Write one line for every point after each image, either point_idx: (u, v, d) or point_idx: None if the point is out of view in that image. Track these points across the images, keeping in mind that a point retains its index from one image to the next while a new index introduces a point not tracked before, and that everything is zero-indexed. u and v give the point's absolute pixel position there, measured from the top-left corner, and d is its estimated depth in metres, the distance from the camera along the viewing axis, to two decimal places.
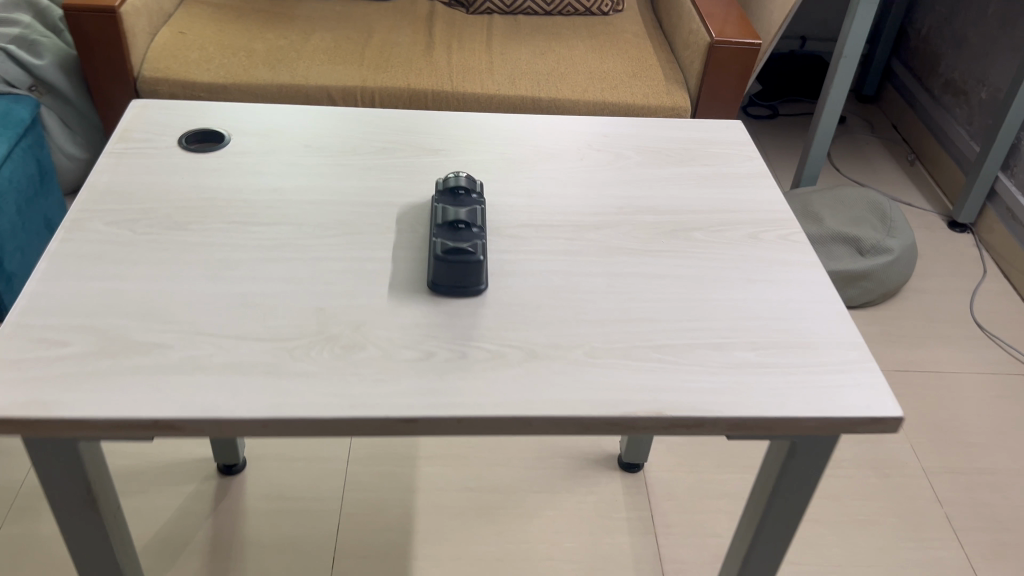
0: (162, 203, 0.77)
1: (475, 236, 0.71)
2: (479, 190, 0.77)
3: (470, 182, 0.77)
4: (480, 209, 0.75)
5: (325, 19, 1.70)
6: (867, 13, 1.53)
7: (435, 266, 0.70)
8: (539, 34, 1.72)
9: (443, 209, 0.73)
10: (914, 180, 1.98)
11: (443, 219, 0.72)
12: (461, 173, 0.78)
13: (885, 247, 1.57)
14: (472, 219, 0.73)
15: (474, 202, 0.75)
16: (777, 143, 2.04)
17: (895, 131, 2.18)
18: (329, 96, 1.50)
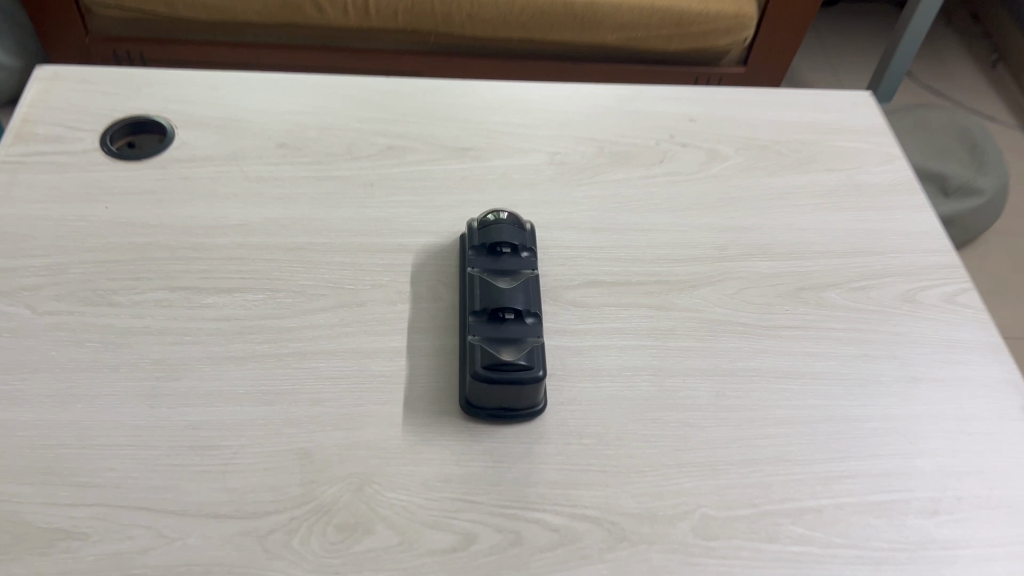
0: (76, 257, 0.54)
1: (528, 330, 0.48)
2: (530, 241, 0.54)
3: (515, 232, 0.53)
4: (531, 278, 0.51)
5: None
6: None
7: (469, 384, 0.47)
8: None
9: (478, 284, 0.50)
10: (996, 87, 1.70)
11: (480, 301, 0.49)
12: (499, 214, 0.54)
13: (974, 188, 1.32)
14: (521, 300, 0.50)
15: (523, 265, 0.52)
16: (839, 33, 1.73)
17: (974, 22, 1.87)
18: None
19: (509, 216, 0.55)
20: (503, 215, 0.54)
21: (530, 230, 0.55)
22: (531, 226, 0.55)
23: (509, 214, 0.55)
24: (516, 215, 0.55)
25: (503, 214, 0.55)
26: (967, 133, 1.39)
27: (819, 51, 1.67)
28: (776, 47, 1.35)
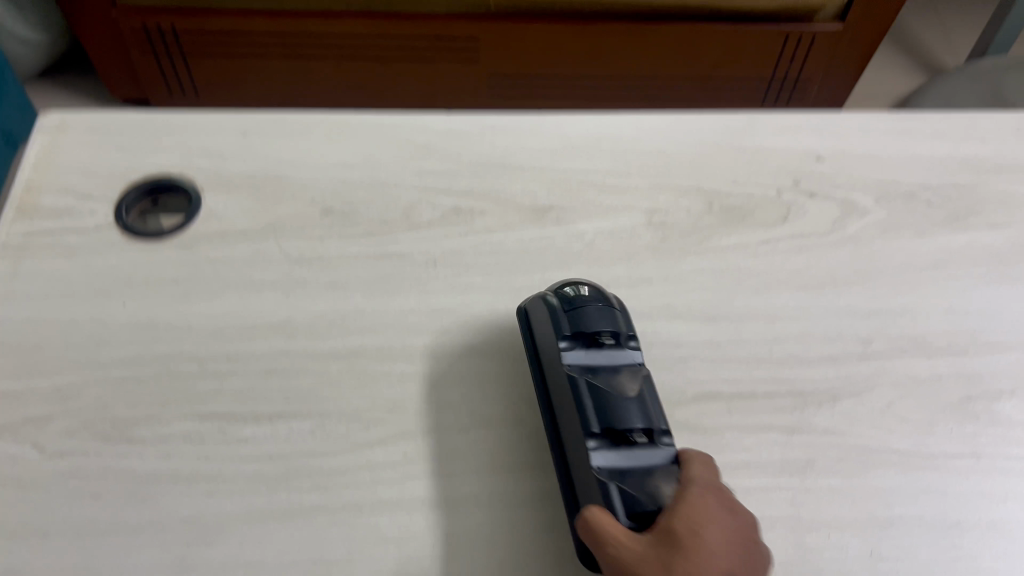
0: (89, 373, 0.45)
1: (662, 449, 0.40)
2: (623, 323, 0.44)
3: (606, 317, 0.43)
4: (641, 376, 0.42)
5: None
6: None
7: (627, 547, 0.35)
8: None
9: (586, 391, 0.41)
10: None
11: (594, 415, 0.40)
12: (578, 292, 0.44)
13: None
14: (643, 407, 0.40)
15: (624, 358, 0.43)
16: None
17: None
18: None
19: (590, 293, 0.45)
20: (583, 292, 0.45)
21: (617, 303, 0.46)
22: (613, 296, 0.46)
23: (586, 291, 0.45)
24: (588, 285, 0.46)
25: (582, 292, 0.45)
26: None
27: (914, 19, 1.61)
28: None
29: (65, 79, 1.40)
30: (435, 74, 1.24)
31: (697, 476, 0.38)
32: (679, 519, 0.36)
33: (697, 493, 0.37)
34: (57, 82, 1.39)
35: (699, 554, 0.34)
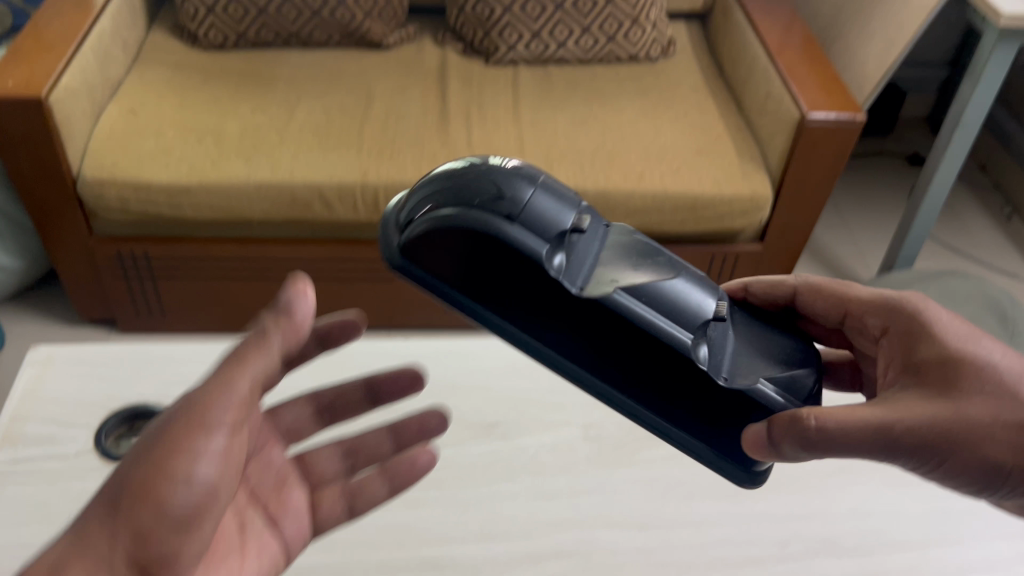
0: None
1: (671, 266, 0.59)
2: (551, 185, 0.56)
3: (550, 201, 0.55)
4: (580, 204, 0.58)
5: (312, 80, 1.47)
6: (996, 76, 1.31)
7: (788, 374, 0.60)
8: (565, 110, 1.47)
9: (630, 301, 0.56)
10: (1014, 243, 1.80)
11: (656, 314, 0.56)
12: (533, 212, 0.54)
13: None
14: (619, 248, 0.59)
15: (566, 196, 0.57)
16: (858, 211, 1.87)
17: (998, 190, 1.95)
18: (322, 195, 1.28)
19: (516, 191, 0.54)
20: (523, 200, 0.54)
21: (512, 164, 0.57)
22: (504, 161, 0.57)
23: (507, 186, 0.55)
24: (490, 176, 0.55)
25: (510, 197, 0.54)
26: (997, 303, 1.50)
27: (828, 233, 1.81)
28: (798, 226, 1.42)
29: (46, 299, 1.52)
30: (391, 303, 1.46)
31: (863, 308, 0.69)
32: (928, 347, 0.62)
33: (929, 323, 0.64)
34: (38, 303, 1.51)
35: (968, 373, 0.60)
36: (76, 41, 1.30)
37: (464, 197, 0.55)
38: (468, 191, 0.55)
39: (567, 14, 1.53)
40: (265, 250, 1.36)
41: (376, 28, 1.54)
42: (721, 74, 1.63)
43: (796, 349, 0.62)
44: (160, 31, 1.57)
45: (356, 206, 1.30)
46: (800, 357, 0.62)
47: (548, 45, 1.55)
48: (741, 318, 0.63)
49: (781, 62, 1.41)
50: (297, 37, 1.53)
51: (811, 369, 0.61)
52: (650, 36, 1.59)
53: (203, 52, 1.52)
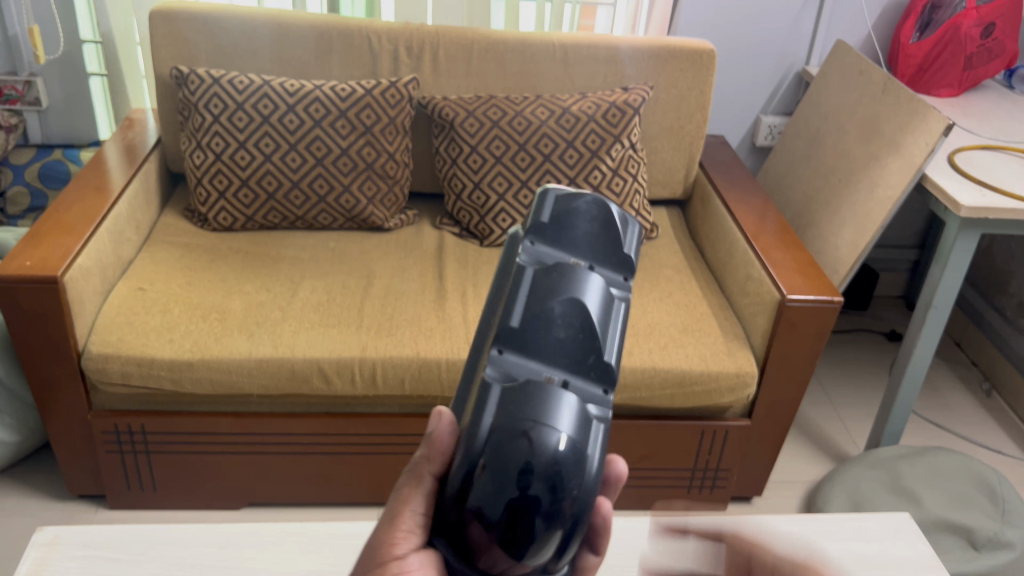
0: None
1: (549, 304, 0.51)
2: (530, 410, 0.48)
3: (545, 422, 0.48)
4: (518, 389, 0.49)
5: (316, 260, 1.55)
6: (961, 263, 1.39)
7: (619, 226, 0.57)
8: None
9: (610, 349, 0.53)
10: (996, 417, 1.84)
11: (610, 327, 0.53)
12: (566, 442, 0.48)
13: (1003, 538, 1.41)
14: (536, 355, 0.51)
15: (510, 402, 0.48)
16: (842, 386, 1.92)
17: (975, 365, 2.02)
18: (320, 370, 1.31)
19: (538, 454, 0.47)
20: (554, 454, 0.47)
21: (489, 441, 0.47)
22: (485, 466, 0.47)
23: (526, 469, 0.46)
24: (505, 482, 0.46)
25: (542, 467, 0.46)
26: (983, 479, 1.52)
27: (813, 408, 1.84)
28: (784, 403, 1.46)
29: (35, 472, 1.51)
30: (382, 479, 1.46)
31: None
32: None
33: None
34: (27, 476, 1.50)
35: None
36: (94, 223, 1.37)
37: (540, 512, 0.47)
38: (520, 506, 0.46)
39: None
40: (260, 424, 1.37)
41: (378, 213, 1.63)
42: (703, 256, 1.72)
43: (589, 216, 0.56)
44: (172, 212, 1.66)
45: (354, 380, 1.33)
46: (600, 214, 0.56)
47: None
48: (554, 255, 0.54)
49: (759, 247, 1.50)
50: (302, 220, 1.61)
51: (614, 209, 0.57)
52: (635, 221, 1.69)
53: (212, 233, 1.60)
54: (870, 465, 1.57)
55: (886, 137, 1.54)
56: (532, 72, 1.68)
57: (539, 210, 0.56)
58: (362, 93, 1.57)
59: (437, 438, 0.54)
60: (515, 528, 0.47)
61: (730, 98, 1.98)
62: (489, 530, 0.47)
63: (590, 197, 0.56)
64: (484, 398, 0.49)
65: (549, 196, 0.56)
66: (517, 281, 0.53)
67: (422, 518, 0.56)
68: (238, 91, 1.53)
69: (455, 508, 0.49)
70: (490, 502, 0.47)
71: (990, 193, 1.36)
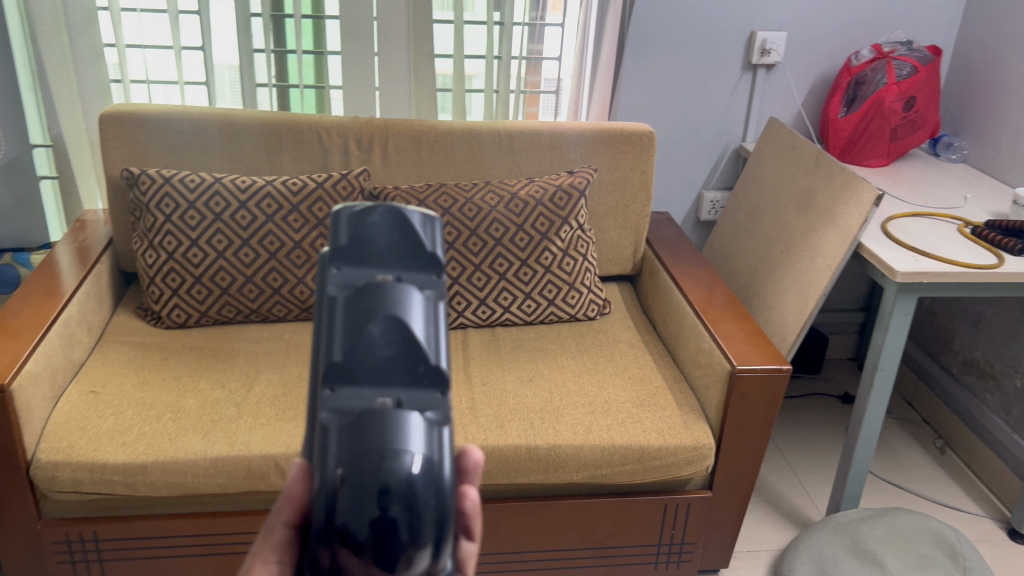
0: None
1: (365, 328, 0.54)
2: (375, 437, 0.53)
3: (392, 445, 0.52)
4: (358, 423, 0.53)
5: (271, 353, 1.55)
6: (902, 326, 1.44)
7: (417, 230, 0.57)
8: (513, 371, 1.56)
9: (438, 353, 0.56)
10: (952, 474, 1.87)
11: (437, 333, 0.56)
12: (417, 462, 0.52)
13: None
14: (365, 382, 0.55)
15: (353, 435, 0.53)
16: (800, 451, 1.95)
17: (927, 423, 2.06)
18: (278, 467, 1.30)
19: (392, 478, 0.51)
20: (407, 475, 0.52)
21: (349, 477, 0.52)
22: (342, 490, 0.51)
23: (384, 490, 0.51)
24: (365, 503, 0.51)
25: (398, 486, 0.51)
26: (942, 538, 1.56)
27: (774, 474, 1.86)
28: (742, 472, 1.48)
29: None
30: None
31: None
32: None
33: None
34: None
35: None
36: (43, 328, 1.36)
37: (402, 529, 0.51)
38: (380, 524, 0.51)
39: (510, 282, 1.66)
40: (218, 524, 1.35)
41: None
42: (656, 330, 1.75)
43: (377, 225, 0.56)
44: (125, 312, 1.65)
45: None
46: (395, 221, 0.57)
47: (495, 310, 1.67)
48: (359, 276, 0.56)
49: (708, 319, 1.54)
50: (256, 313, 1.62)
51: (409, 214, 0.57)
52: (587, 298, 1.72)
53: (166, 330, 1.59)
54: (832, 528, 1.58)
55: (822, 208, 1.60)
56: (479, 160, 1.73)
57: (335, 233, 0.57)
58: (313, 187, 1.60)
59: (291, 485, 0.60)
60: (382, 546, 0.51)
61: (673, 176, 2.05)
62: (359, 549, 0.51)
63: (381, 208, 0.56)
64: (328, 438, 0.53)
65: (341, 215, 0.56)
66: (331, 316, 0.55)
67: (276, 566, 0.60)
68: (190, 190, 1.56)
69: (324, 546, 0.52)
70: (355, 521, 0.51)
71: (924, 259, 1.41)
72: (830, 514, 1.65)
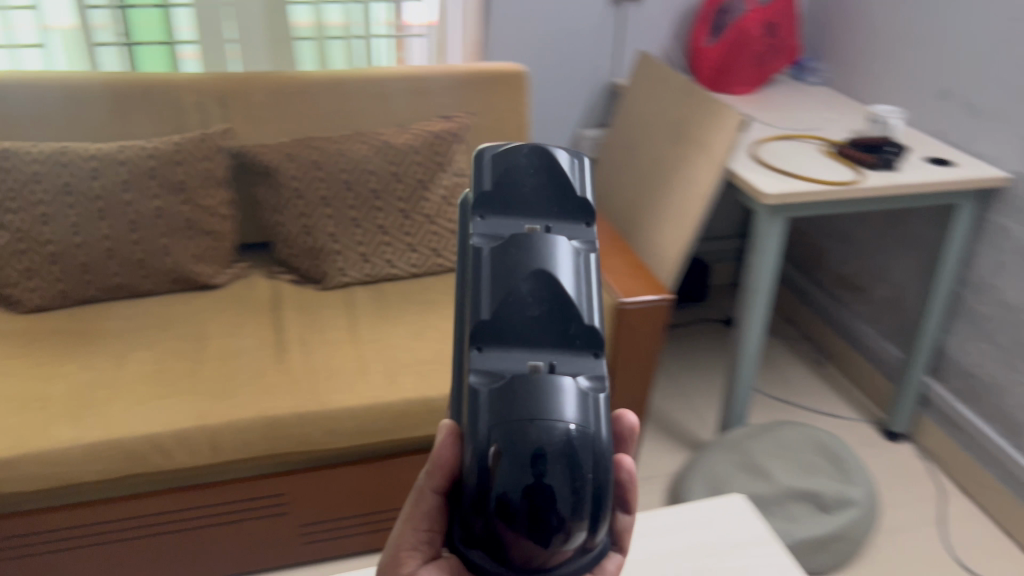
0: None
1: (517, 287, 0.57)
2: (535, 403, 0.53)
3: (548, 412, 0.53)
4: (509, 384, 0.55)
5: (145, 328, 1.47)
6: (774, 248, 1.48)
7: (564, 171, 0.64)
8: (403, 325, 1.51)
9: (590, 312, 0.59)
10: (831, 384, 1.98)
11: (586, 290, 0.60)
12: (573, 425, 0.53)
13: (848, 498, 1.51)
14: (515, 345, 0.57)
15: (502, 400, 0.54)
16: (691, 376, 2.01)
17: (805, 338, 2.16)
18: (159, 446, 1.24)
19: (548, 444, 0.51)
20: (563, 441, 0.52)
21: (508, 446, 0.52)
22: (500, 455, 0.51)
23: (538, 454, 0.51)
24: (522, 469, 0.51)
25: (553, 451, 0.51)
26: (824, 446, 1.62)
27: (669, 401, 1.92)
28: (633, 403, 1.51)
29: None
30: (247, 544, 1.40)
31: None
32: None
33: None
34: None
35: None
36: None
37: (562, 499, 0.51)
38: (537, 492, 0.51)
39: (392, 236, 1.61)
40: (103, 512, 1.29)
41: (204, 270, 1.57)
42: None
43: (523, 167, 0.63)
44: None
45: (197, 452, 1.26)
46: (541, 163, 0.64)
47: (378, 265, 1.61)
48: (507, 225, 0.61)
49: None
50: (123, 288, 1.52)
51: (556, 157, 0.64)
52: None
53: (24, 315, 1.48)
54: (723, 447, 1.65)
55: (693, 137, 1.62)
56: (348, 111, 1.67)
57: (479, 181, 0.63)
58: (171, 150, 1.51)
59: (440, 451, 0.60)
60: (538, 514, 0.51)
61: (549, 117, 2.04)
62: (513, 516, 0.51)
63: (526, 149, 0.64)
64: (479, 402, 0.54)
65: (486, 160, 0.64)
66: (479, 266, 0.58)
67: (425, 532, 0.67)
68: (33, 161, 1.44)
69: (481, 515, 0.53)
70: (512, 489, 0.51)
71: (790, 181, 1.45)
72: (721, 434, 1.71)
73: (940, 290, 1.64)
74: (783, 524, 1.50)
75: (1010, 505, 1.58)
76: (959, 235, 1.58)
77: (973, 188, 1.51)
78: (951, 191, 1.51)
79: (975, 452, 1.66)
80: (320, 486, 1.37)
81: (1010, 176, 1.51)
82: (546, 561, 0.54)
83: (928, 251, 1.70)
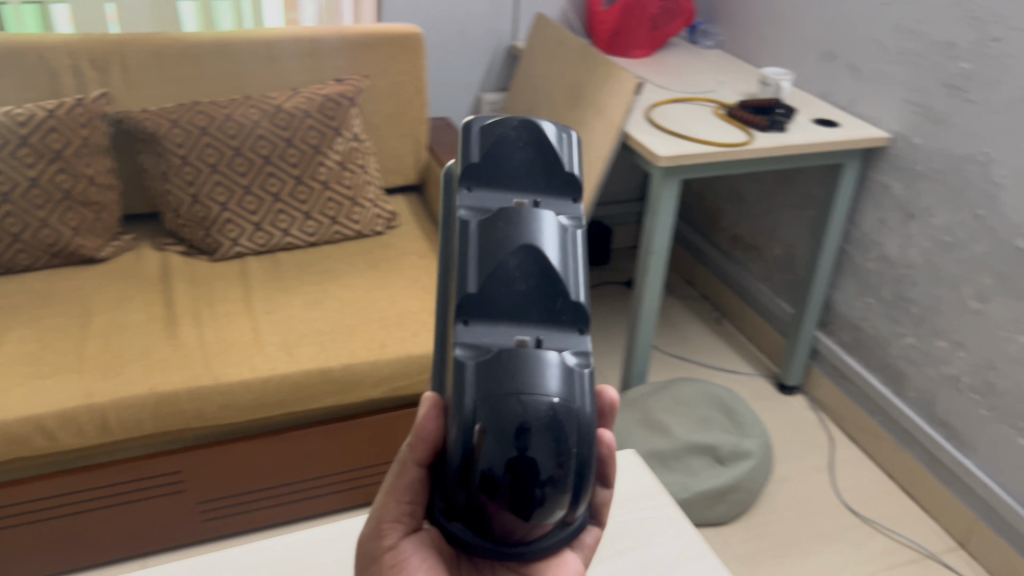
0: None
1: (503, 256, 0.54)
2: (521, 378, 0.50)
3: (534, 386, 0.50)
4: (494, 357, 0.51)
5: (22, 305, 1.39)
6: (669, 209, 1.51)
7: (554, 144, 0.60)
8: (299, 295, 1.48)
9: (576, 287, 0.55)
10: (729, 341, 2.05)
11: (572, 262, 0.56)
12: (559, 400, 0.50)
13: (743, 450, 1.57)
14: (501, 318, 0.54)
15: (489, 372, 0.51)
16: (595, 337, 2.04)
17: (703, 297, 2.22)
18: (40, 428, 1.18)
19: (533, 419, 0.49)
20: (548, 415, 0.49)
21: (492, 419, 0.49)
22: (484, 429, 0.49)
23: (523, 429, 0.48)
24: (505, 446, 0.49)
25: (539, 425, 0.49)
26: (720, 401, 1.68)
27: None
28: None
29: None
30: (143, 525, 1.36)
31: None
32: None
33: None
34: None
35: None
36: None
37: (545, 473, 0.49)
38: (521, 467, 0.49)
39: (287, 204, 1.56)
40: None
41: (86, 243, 1.49)
42: None
43: (507, 143, 0.59)
44: None
45: (84, 433, 1.21)
46: (529, 136, 0.60)
47: (274, 234, 1.57)
48: (493, 199, 0.58)
49: None
50: None
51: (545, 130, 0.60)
52: (371, 211, 1.66)
53: None
54: (624, 405, 1.69)
55: (590, 100, 1.63)
56: (235, 74, 1.61)
57: (467, 152, 0.59)
58: (44, 115, 1.43)
59: (423, 425, 0.57)
60: (522, 489, 0.49)
61: (448, 80, 2.01)
62: (498, 490, 0.49)
63: (515, 121, 0.60)
64: (464, 375, 0.51)
65: (473, 131, 0.60)
66: (464, 239, 0.55)
67: (407, 506, 0.63)
68: None
69: (465, 489, 0.51)
70: (497, 464, 0.49)
71: (683, 143, 1.48)
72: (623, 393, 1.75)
73: (829, 247, 1.70)
74: (683, 478, 1.55)
75: (893, 448, 1.67)
76: (845, 194, 1.64)
77: (856, 148, 1.57)
78: (836, 151, 1.56)
79: (861, 400, 1.75)
80: (216, 462, 1.34)
81: (891, 136, 1.57)
82: (526, 535, 0.52)
83: (815, 210, 1.76)
